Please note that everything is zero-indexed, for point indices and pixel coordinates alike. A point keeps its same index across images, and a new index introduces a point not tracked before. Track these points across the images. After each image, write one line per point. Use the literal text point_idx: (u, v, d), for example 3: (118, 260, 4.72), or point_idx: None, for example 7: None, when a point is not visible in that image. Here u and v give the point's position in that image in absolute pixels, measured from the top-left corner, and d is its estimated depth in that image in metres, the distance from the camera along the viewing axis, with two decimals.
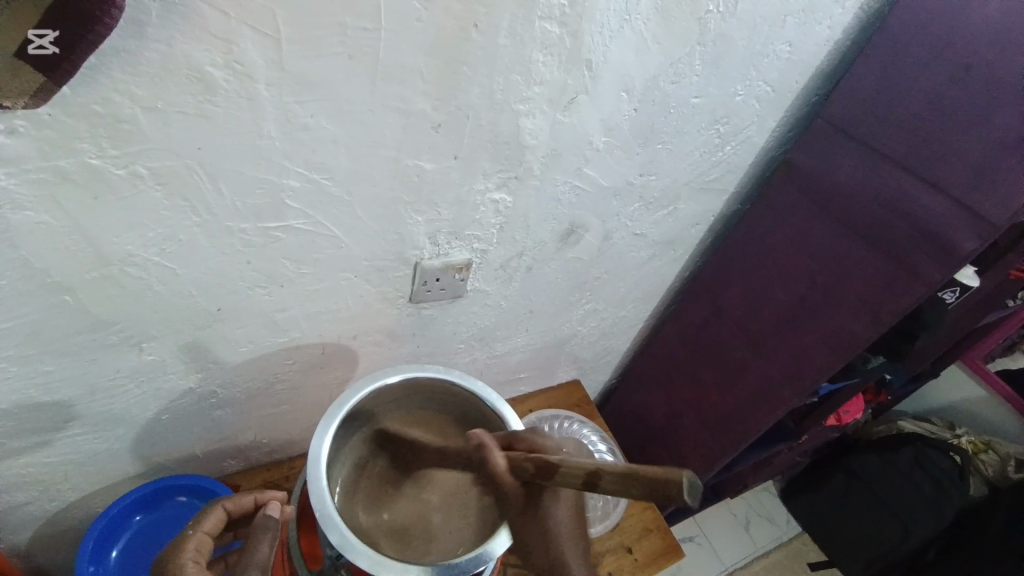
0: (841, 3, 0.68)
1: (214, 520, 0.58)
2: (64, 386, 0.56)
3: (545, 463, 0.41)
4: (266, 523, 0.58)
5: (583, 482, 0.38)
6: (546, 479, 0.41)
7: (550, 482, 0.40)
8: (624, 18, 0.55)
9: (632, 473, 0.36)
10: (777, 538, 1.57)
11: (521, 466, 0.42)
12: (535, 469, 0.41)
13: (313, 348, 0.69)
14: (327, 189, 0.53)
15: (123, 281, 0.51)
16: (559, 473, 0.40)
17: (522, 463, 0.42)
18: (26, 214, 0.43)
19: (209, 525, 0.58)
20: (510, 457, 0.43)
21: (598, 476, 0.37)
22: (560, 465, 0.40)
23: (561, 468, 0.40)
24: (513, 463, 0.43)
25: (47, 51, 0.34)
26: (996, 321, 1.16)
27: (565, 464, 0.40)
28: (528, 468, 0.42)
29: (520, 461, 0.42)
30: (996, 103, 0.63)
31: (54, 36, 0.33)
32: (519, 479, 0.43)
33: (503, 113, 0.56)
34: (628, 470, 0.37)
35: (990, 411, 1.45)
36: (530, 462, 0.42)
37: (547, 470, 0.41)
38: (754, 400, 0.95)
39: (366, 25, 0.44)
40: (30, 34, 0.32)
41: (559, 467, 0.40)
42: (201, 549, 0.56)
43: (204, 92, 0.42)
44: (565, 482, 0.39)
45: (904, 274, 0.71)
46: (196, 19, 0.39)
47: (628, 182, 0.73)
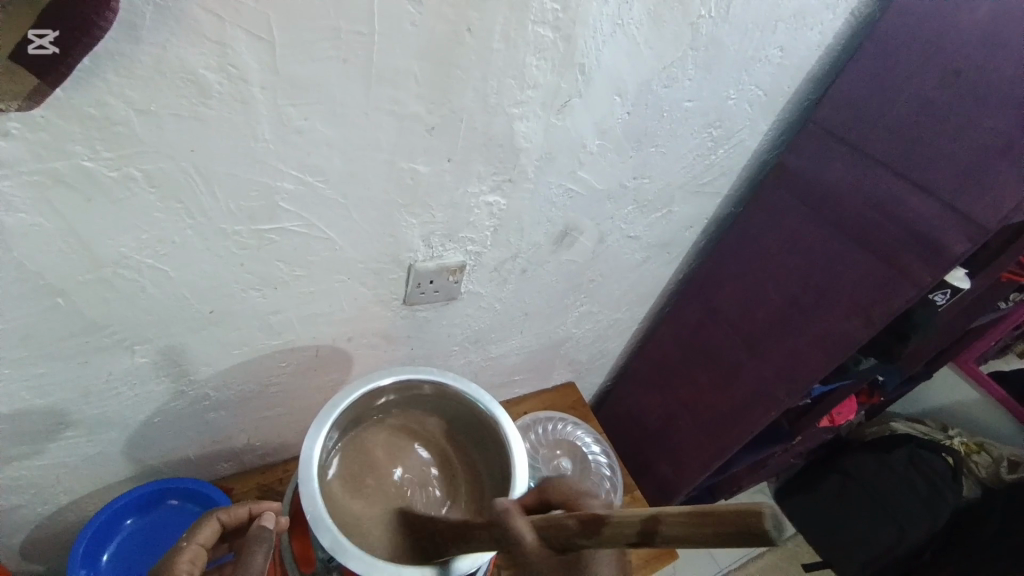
0: (832, 8, 0.69)
1: (208, 533, 0.58)
2: (56, 389, 0.56)
3: (587, 518, 0.36)
4: (262, 534, 0.55)
5: (637, 534, 0.33)
6: (590, 536, 0.35)
7: (594, 540, 0.35)
8: (617, 24, 0.55)
9: (699, 517, 0.32)
10: (772, 540, 1.58)
11: (560, 525, 0.37)
12: (578, 526, 0.36)
13: (308, 351, 0.69)
14: (321, 192, 0.53)
15: (116, 284, 0.51)
16: (606, 529, 0.35)
17: (561, 524, 0.37)
18: (20, 216, 0.43)
19: (202, 537, 0.57)
20: (538, 525, 0.39)
21: (657, 522, 0.33)
22: (606, 520, 0.35)
23: (608, 523, 0.35)
24: (542, 536, 0.38)
25: (47, 51, 0.34)
26: (988, 323, 1.17)
27: (612, 518, 0.35)
28: (565, 527, 0.37)
29: (555, 525, 0.38)
30: (986, 106, 0.63)
31: (54, 36, 0.33)
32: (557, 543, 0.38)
33: (496, 117, 0.56)
34: (696, 512, 0.32)
35: (982, 412, 1.46)
36: (573, 519, 0.37)
37: (590, 526, 0.36)
38: (748, 402, 0.95)
39: (360, 29, 0.44)
40: (30, 34, 0.33)
41: (604, 522, 0.35)
42: (195, 562, 0.56)
43: (197, 95, 0.42)
44: (614, 538, 0.35)
45: (895, 276, 0.72)
46: (188, 23, 0.39)
47: (622, 185, 0.74)
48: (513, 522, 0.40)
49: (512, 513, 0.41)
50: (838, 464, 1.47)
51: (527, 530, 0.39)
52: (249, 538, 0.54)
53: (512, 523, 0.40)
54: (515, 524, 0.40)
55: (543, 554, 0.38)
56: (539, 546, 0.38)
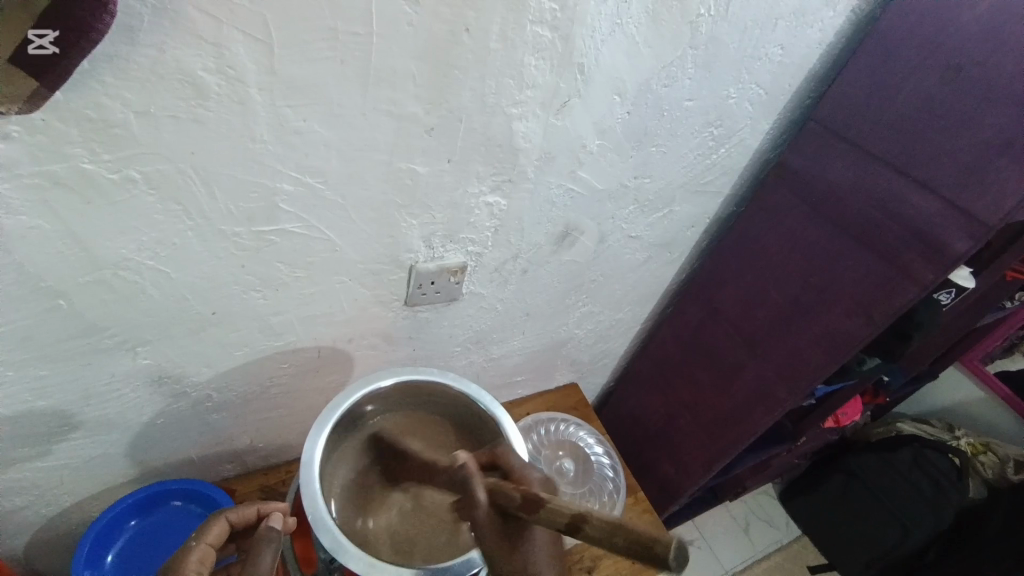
0: (832, 6, 0.69)
1: (217, 532, 0.57)
2: (58, 391, 0.56)
3: (533, 496, 0.39)
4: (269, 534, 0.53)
5: (566, 524, 0.37)
6: (529, 512, 0.39)
7: (533, 515, 0.38)
8: (614, 23, 0.55)
9: (617, 525, 0.35)
10: (777, 541, 1.57)
11: (507, 496, 0.41)
12: (521, 501, 0.40)
13: (309, 351, 0.69)
14: (321, 193, 0.54)
15: (117, 285, 0.51)
16: (544, 510, 0.38)
17: (510, 494, 0.41)
18: (20, 218, 0.43)
19: (211, 536, 0.56)
20: (494, 491, 0.42)
21: (584, 518, 0.36)
22: (545, 502, 0.39)
23: (546, 506, 0.38)
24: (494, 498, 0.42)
25: (47, 51, 0.34)
26: (994, 322, 1.16)
27: (550, 503, 0.38)
28: (514, 499, 0.40)
29: (505, 496, 0.41)
30: (986, 103, 0.63)
31: (54, 36, 0.33)
32: (502, 512, 0.41)
33: (494, 117, 0.56)
34: (615, 521, 0.35)
35: (989, 412, 1.45)
36: (518, 494, 0.40)
37: (533, 503, 0.39)
38: (750, 402, 0.95)
39: (357, 30, 0.44)
40: (30, 34, 0.33)
41: (544, 504, 0.38)
42: (204, 562, 0.54)
43: (196, 97, 0.43)
44: (548, 520, 0.38)
45: (896, 274, 0.71)
46: (186, 24, 0.39)
47: (622, 185, 0.74)
48: (471, 482, 0.43)
49: (472, 477, 0.44)
50: (842, 464, 1.47)
51: (482, 491, 0.42)
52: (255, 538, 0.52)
53: (470, 484, 0.43)
54: (475, 484, 0.42)
55: (486, 522, 0.41)
56: (489, 512, 0.41)
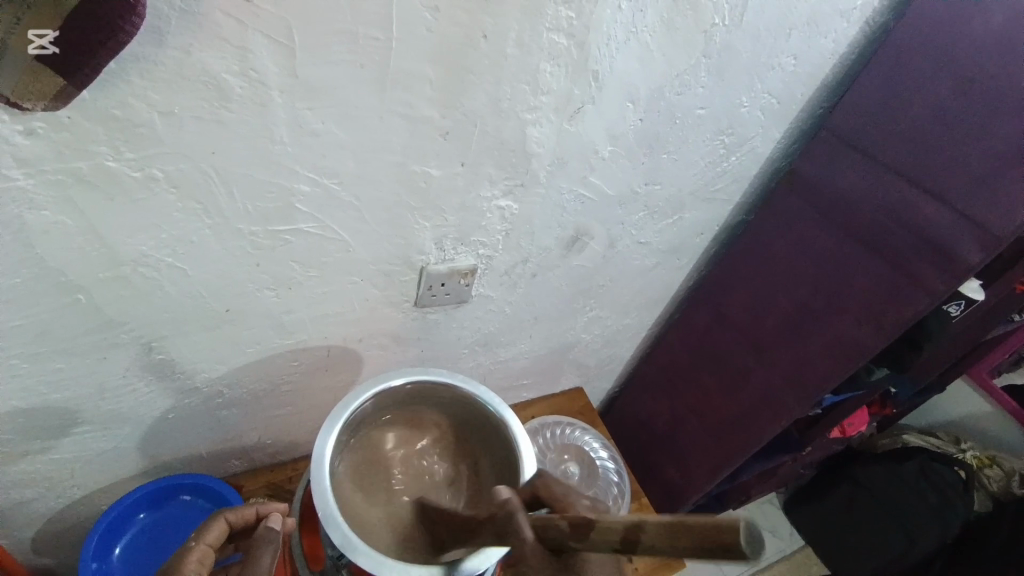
0: (846, 17, 0.69)
1: (217, 533, 0.58)
2: (73, 384, 0.57)
3: (581, 521, 0.37)
4: (268, 535, 0.56)
5: (623, 539, 0.35)
6: (581, 539, 0.37)
7: (584, 542, 0.37)
8: (630, 30, 0.55)
9: (678, 525, 0.33)
10: (780, 551, 1.56)
11: (555, 529, 0.38)
12: (570, 529, 0.38)
13: (319, 350, 0.70)
14: (336, 194, 0.54)
15: (135, 281, 0.52)
16: (595, 530, 0.36)
17: (556, 524, 0.38)
18: (44, 214, 0.44)
19: (211, 538, 0.57)
20: (538, 525, 0.39)
21: (640, 528, 0.34)
22: (594, 523, 0.37)
23: (596, 525, 0.37)
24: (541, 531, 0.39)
25: (47, 51, 0.34)
26: (1002, 335, 1.15)
27: (601, 521, 0.37)
28: (561, 528, 0.38)
29: (551, 526, 0.38)
30: (1000, 116, 0.63)
31: (53, 37, 0.34)
32: (552, 547, 0.38)
33: (509, 121, 0.57)
34: (674, 520, 0.33)
35: (996, 425, 1.44)
36: (565, 522, 0.38)
37: (582, 530, 0.37)
38: (757, 409, 0.95)
39: (377, 35, 0.45)
40: (30, 34, 0.33)
41: (595, 526, 0.37)
42: (203, 562, 0.56)
43: (219, 99, 0.43)
44: (602, 538, 0.36)
45: (906, 286, 0.72)
46: (212, 27, 0.40)
47: (633, 191, 0.74)
48: (512, 514, 0.40)
49: (512, 508, 0.41)
50: (847, 473, 1.46)
51: (527, 525, 0.39)
52: (255, 539, 0.56)
53: (514, 515, 0.40)
54: (517, 518, 0.39)
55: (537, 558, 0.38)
56: (536, 548, 0.38)
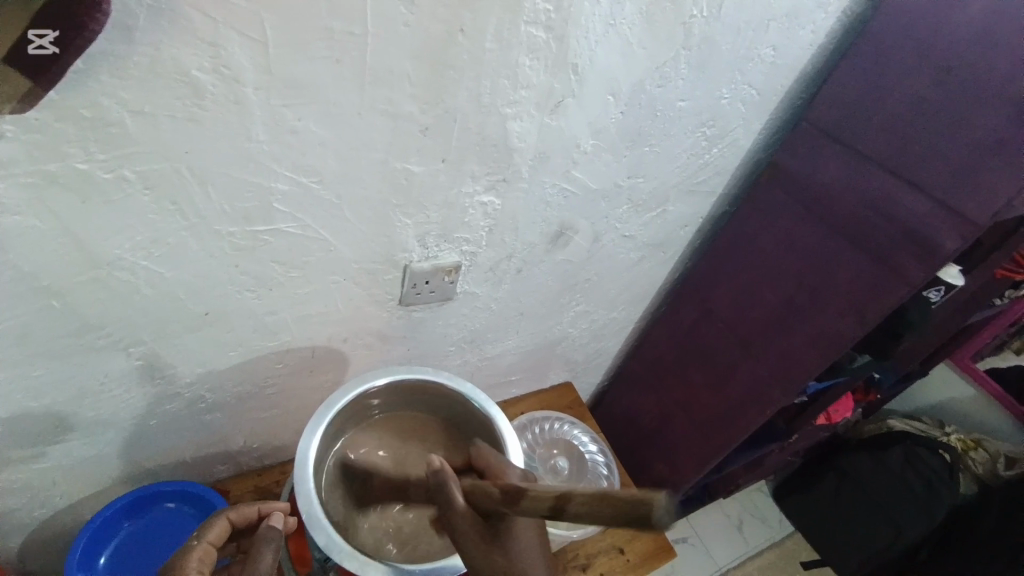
0: (824, 7, 0.69)
1: (218, 532, 0.57)
2: (52, 391, 0.56)
3: (511, 493, 0.40)
4: (268, 534, 0.53)
5: (549, 508, 0.37)
6: (511, 505, 0.40)
7: (513, 509, 0.40)
8: (610, 24, 0.55)
9: (598, 493, 0.34)
10: (770, 539, 1.58)
11: (486, 496, 0.42)
12: (501, 497, 0.41)
13: (303, 351, 0.69)
14: (315, 192, 0.54)
15: (112, 284, 0.51)
16: (527, 499, 0.39)
17: (488, 493, 0.42)
18: (14, 217, 0.43)
19: (212, 536, 0.56)
20: (470, 492, 0.44)
21: (566, 500, 0.36)
22: (525, 493, 0.39)
23: (527, 496, 0.39)
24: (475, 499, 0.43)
25: (47, 51, 0.35)
26: (983, 320, 1.17)
27: (529, 491, 0.39)
28: (492, 496, 0.42)
29: (481, 491, 0.43)
30: (977, 104, 0.64)
31: (55, 37, 0.34)
32: (481, 511, 0.43)
33: (490, 116, 0.56)
34: (599, 490, 0.34)
35: (978, 409, 1.46)
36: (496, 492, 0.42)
37: (512, 499, 0.40)
38: (744, 400, 0.95)
39: (353, 30, 0.44)
40: (30, 34, 0.33)
41: (525, 494, 0.39)
42: (204, 560, 0.54)
43: (193, 97, 0.43)
44: (531, 507, 0.39)
45: (888, 274, 0.72)
46: (183, 24, 0.39)
47: (616, 185, 0.74)
48: (447, 482, 0.44)
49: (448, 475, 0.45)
50: (834, 462, 1.48)
51: (459, 492, 0.44)
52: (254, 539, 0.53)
53: (446, 483, 0.44)
54: (450, 486, 0.44)
55: (466, 520, 0.43)
56: (467, 509, 0.43)
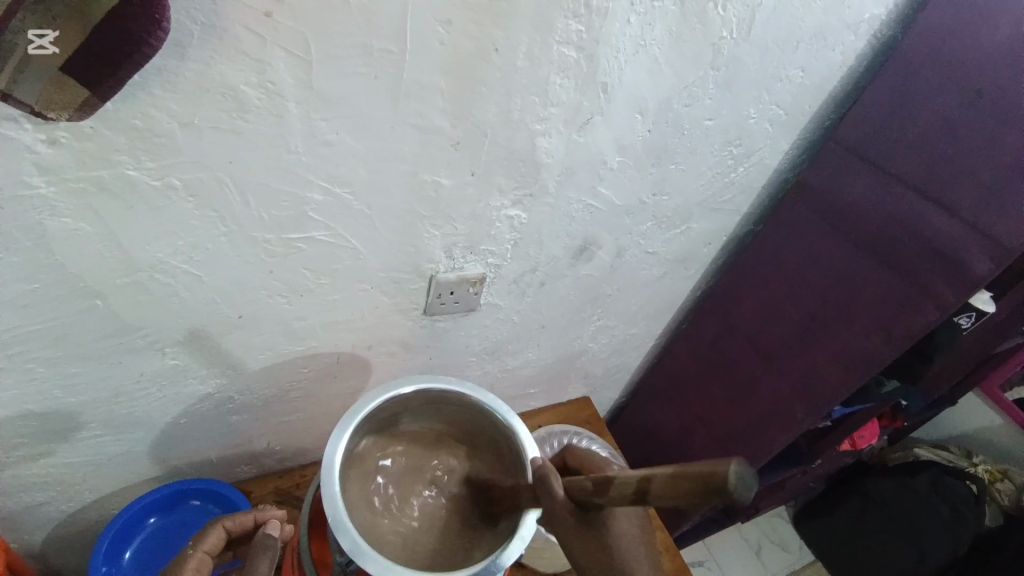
0: (853, 30, 0.70)
1: (213, 541, 0.60)
2: (88, 389, 0.58)
3: (600, 479, 0.40)
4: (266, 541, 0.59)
5: (635, 491, 0.36)
6: (602, 494, 0.39)
7: (603, 497, 0.39)
8: (639, 43, 0.56)
9: (677, 473, 0.33)
10: (790, 565, 1.54)
11: (581, 486, 0.42)
12: (593, 487, 0.40)
13: (328, 357, 0.71)
14: (347, 203, 0.55)
15: (151, 287, 0.53)
16: (614, 485, 0.38)
17: (582, 485, 0.42)
18: (63, 220, 0.45)
19: (208, 544, 0.60)
20: (569, 485, 0.43)
21: (648, 481, 0.35)
22: (614, 480, 0.39)
23: (614, 483, 0.38)
24: (571, 490, 0.43)
25: (48, 52, 0.34)
26: (1015, 346, 1.14)
27: (619, 478, 0.38)
28: (584, 487, 0.41)
29: (577, 484, 0.42)
30: (1010, 128, 0.63)
31: (54, 36, 0.34)
32: (578, 502, 0.42)
33: (519, 132, 0.58)
34: (677, 470, 0.34)
35: (1010, 440, 1.41)
36: (590, 482, 0.41)
37: (602, 487, 0.40)
38: (766, 418, 0.94)
39: (391, 48, 0.46)
40: (30, 33, 0.33)
41: (613, 481, 0.39)
42: (201, 570, 0.58)
43: (237, 110, 0.44)
44: (620, 494, 0.37)
45: (917, 296, 0.71)
46: (232, 41, 0.41)
47: (641, 202, 0.75)
48: (549, 478, 0.45)
49: (548, 473, 0.45)
50: (858, 486, 1.44)
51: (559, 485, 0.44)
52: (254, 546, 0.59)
53: (547, 479, 0.44)
54: (551, 478, 0.44)
55: (567, 510, 0.42)
56: (567, 503, 0.42)
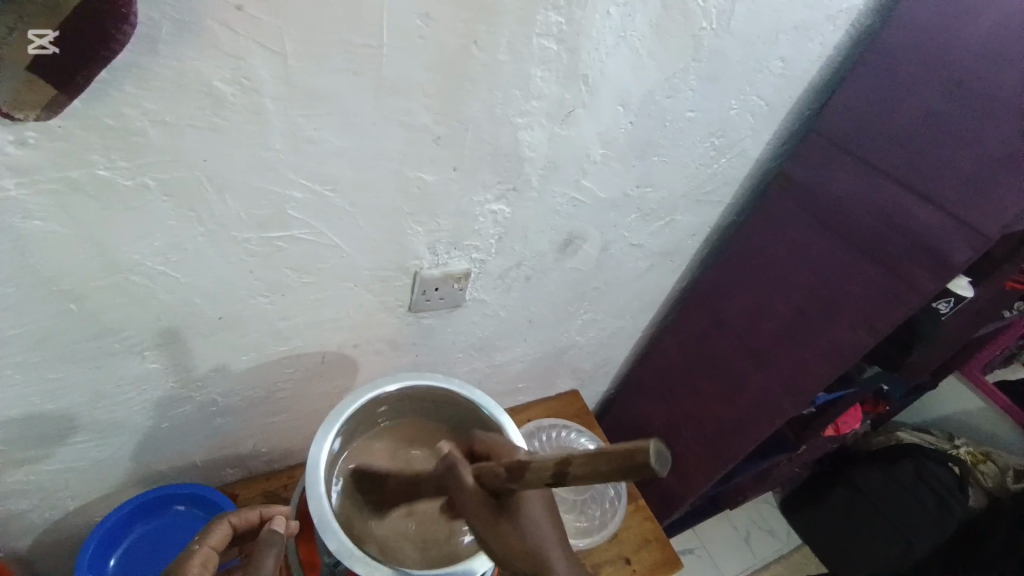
0: (833, 21, 0.70)
1: (219, 537, 0.60)
2: (68, 394, 0.57)
3: (514, 465, 0.38)
4: (271, 537, 0.56)
5: (550, 476, 0.35)
6: (516, 481, 0.37)
7: (519, 483, 0.37)
8: (621, 36, 0.56)
9: (597, 453, 0.33)
10: (778, 551, 1.57)
11: (493, 474, 0.39)
12: (507, 473, 0.38)
13: (314, 357, 0.70)
14: (330, 201, 0.54)
15: (129, 289, 0.52)
16: (529, 471, 0.36)
17: (494, 471, 0.39)
18: (36, 222, 0.44)
19: (214, 540, 0.59)
20: (479, 473, 0.41)
21: (566, 463, 0.34)
22: (528, 465, 0.37)
23: (529, 468, 0.37)
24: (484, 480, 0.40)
25: (48, 51, 0.34)
26: (994, 331, 1.16)
27: (533, 462, 0.37)
28: (498, 475, 0.39)
29: (489, 472, 0.39)
30: (987, 116, 0.64)
31: (54, 37, 0.33)
32: (490, 490, 0.40)
33: (502, 126, 0.57)
34: (594, 450, 0.34)
35: (990, 423, 1.44)
36: (502, 469, 0.38)
37: (516, 473, 0.37)
38: (752, 409, 0.95)
39: (370, 42, 0.45)
40: (30, 34, 0.33)
41: (527, 467, 0.37)
42: (205, 565, 0.58)
43: (213, 107, 0.44)
44: (534, 477, 0.36)
45: (898, 284, 0.72)
46: (206, 36, 0.40)
47: (626, 195, 0.75)
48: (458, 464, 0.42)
49: (456, 460, 0.42)
50: (846, 476, 1.45)
51: (469, 473, 0.41)
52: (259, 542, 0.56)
53: (455, 468, 0.41)
54: (460, 467, 0.41)
55: (477, 498, 0.40)
56: (478, 490, 0.40)
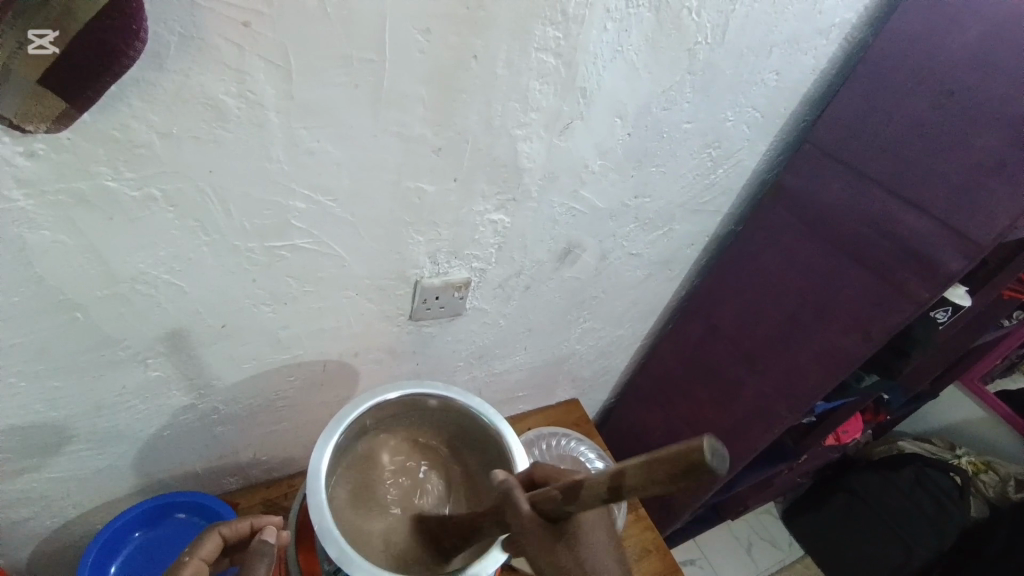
0: (825, 34, 0.71)
1: (211, 547, 0.60)
2: (70, 402, 0.58)
3: (570, 487, 0.39)
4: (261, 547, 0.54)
5: (607, 489, 0.37)
6: (573, 502, 0.39)
7: (575, 504, 0.38)
8: (616, 50, 0.57)
9: (653, 458, 0.35)
10: (780, 561, 1.56)
11: (549, 496, 0.40)
12: (562, 496, 0.39)
13: (314, 366, 0.70)
14: (331, 211, 0.55)
15: (132, 298, 0.53)
16: (584, 489, 0.38)
17: (550, 495, 0.40)
18: (42, 232, 0.45)
19: (204, 552, 0.60)
20: (535, 498, 0.41)
21: (622, 476, 0.36)
22: (583, 483, 0.38)
23: (585, 485, 0.38)
24: (541, 506, 0.40)
25: (48, 51, 0.34)
26: (992, 340, 1.16)
27: (588, 480, 0.38)
28: (555, 498, 0.40)
29: (546, 496, 0.40)
30: (976, 126, 0.65)
31: (54, 36, 0.33)
32: (547, 513, 0.40)
33: (500, 138, 0.58)
34: (648, 456, 0.35)
35: (990, 431, 1.44)
36: (558, 490, 0.40)
37: (572, 494, 0.39)
38: (750, 417, 0.96)
39: (370, 57, 0.46)
40: (31, 33, 0.33)
41: (582, 485, 0.38)
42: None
43: (216, 120, 0.45)
44: (589, 497, 0.38)
45: (891, 292, 0.73)
46: (210, 51, 0.41)
47: (623, 205, 0.76)
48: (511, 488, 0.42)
49: (512, 486, 0.42)
50: (843, 483, 1.47)
51: (524, 500, 0.41)
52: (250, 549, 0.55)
53: (511, 493, 0.41)
54: (515, 493, 0.41)
55: (535, 525, 0.40)
56: (535, 516, 0.40)
